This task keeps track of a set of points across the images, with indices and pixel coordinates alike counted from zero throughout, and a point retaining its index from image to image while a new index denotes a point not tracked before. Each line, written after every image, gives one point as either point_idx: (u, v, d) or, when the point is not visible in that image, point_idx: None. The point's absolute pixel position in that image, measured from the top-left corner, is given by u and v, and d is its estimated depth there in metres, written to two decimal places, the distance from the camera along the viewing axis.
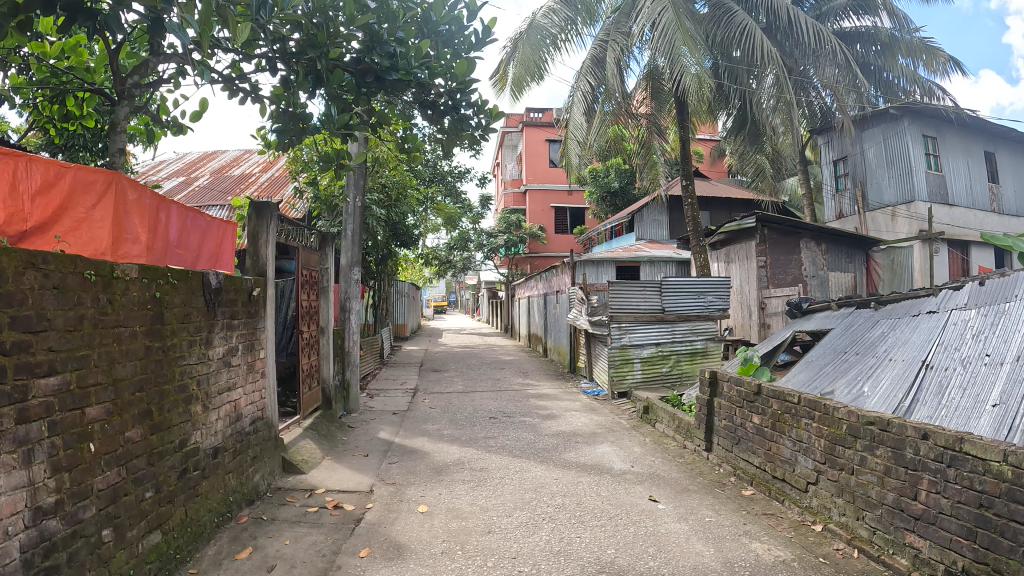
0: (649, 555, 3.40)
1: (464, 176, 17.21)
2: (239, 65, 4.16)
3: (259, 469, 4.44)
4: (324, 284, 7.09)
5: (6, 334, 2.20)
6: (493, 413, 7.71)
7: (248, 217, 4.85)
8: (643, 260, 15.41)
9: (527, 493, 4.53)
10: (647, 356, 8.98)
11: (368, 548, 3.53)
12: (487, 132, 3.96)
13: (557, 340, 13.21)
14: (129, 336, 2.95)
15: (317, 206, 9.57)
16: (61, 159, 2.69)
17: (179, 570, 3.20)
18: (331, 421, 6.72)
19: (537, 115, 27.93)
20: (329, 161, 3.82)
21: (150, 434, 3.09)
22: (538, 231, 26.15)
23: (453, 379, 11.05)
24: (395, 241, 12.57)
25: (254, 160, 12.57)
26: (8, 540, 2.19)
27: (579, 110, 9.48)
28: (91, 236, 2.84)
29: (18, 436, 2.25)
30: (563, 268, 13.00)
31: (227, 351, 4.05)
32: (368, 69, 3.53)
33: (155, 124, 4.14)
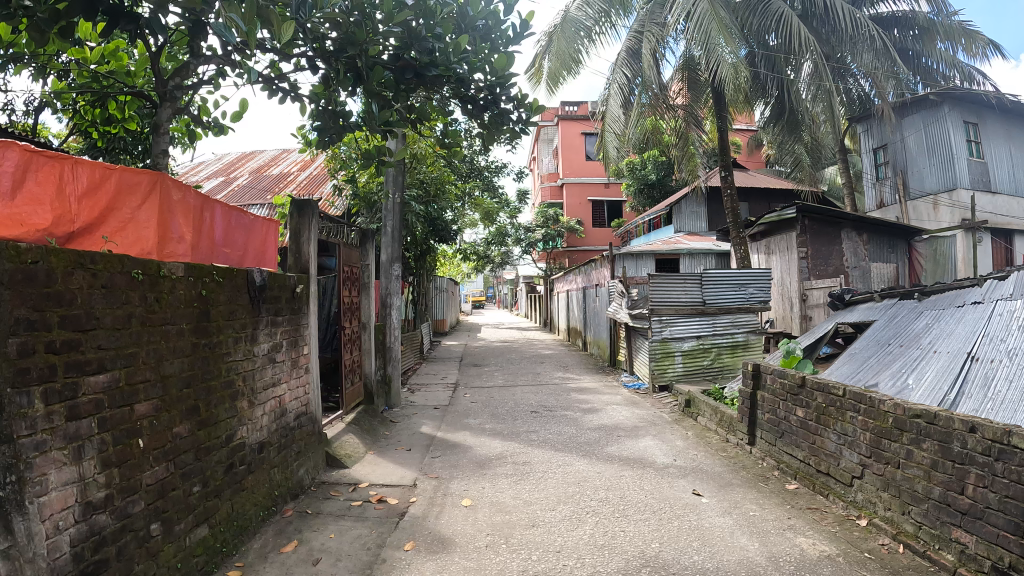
0: (693, 549, 3.37)
1: (501, 170, 17.18)
2: (279, 65, 4.18)
3: (303, 463, 4.49)
4: (365, 281, 7.14)
5: (55, 332, 2.27)
6: (535, 407, 7.70)
7: (290, 215, 4.91)
8: (684, 252, 15.25)
9: (570, 486, 4.53)
10: (688, 349, 8.92)
11: (413, 542, 3.56)
12: (529, 126, 3.95)
13: (598, 334, 13.06)
14: (176, 333, 3.01)
15: (356, 203, 9.64)
16: (105, 161, 2.74)
17: (226, 562, 3.26)
18: (374, 415, 6.79)
19: (572, 108, 27.67)
20: (368, 157, 3.82)
21: (197, 430, 3.15)
22: (576, 225, 25.97)
23: (493, 373, 11.07)
24: (434, 236, 12.61)
25: (292, 160, 12.69)
26: (59, 534, 2.25)
27: (615, 103, 9.43)
28: (137, 236, 2.90)
29: (69, 433, 2.32)
30: (602, 262, 12.91)
31: (272, 347, 4.11)
32: (407, 66, 3.51)
33: (196, 125, 4.19)
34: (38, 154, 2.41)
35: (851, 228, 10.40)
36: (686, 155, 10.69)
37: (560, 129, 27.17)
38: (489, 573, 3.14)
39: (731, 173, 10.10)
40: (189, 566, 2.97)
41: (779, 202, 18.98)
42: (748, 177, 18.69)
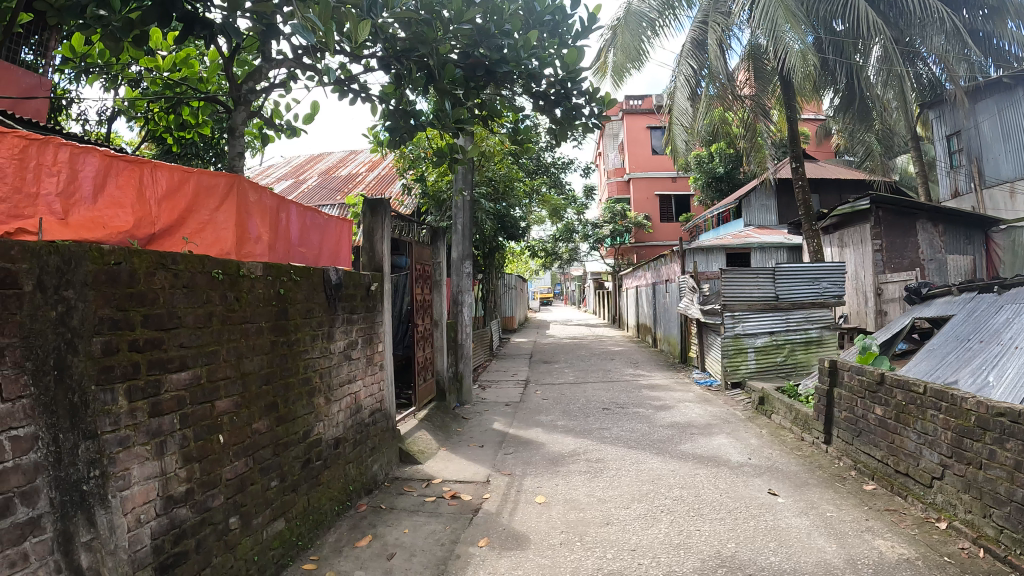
0: (770, 550, 3.30)
1: (568, 166, 17.06)
2: (349, 67, 4.21)
3: (377, 459, 4.57)
4: (437, 278, 7.22)
5: (139, 332, 2.36)
6: (606, 404, 7.66)
7: (363, 214, 5.00)
8: (755, 246, 14.95)
9: (644, 484, 4.48)
10: (761, 345, 8.73)
11: (487, 539, 3.58)
12: (600, 121, 3.93)
13: (668, 330, 12.92)
14: (256, 332, 3.10)
15: (425, 202, 9.74)
16: (184, 165, 2.83)
17: (302, 555, 3.34)
18: (445, 412, 6.88)
19: (636, 101, 27.27)
20: (440, 155, 3.87)
21: (276, 426, 3.23)
22: (644, 220, 25.68)
23: (563, 369, 11.08)
24: (503, 233, 12.66)
25: (360, 160, 12.92)
26: (141, 527, 2.33)
27: (682, 96, 9.29)
28: (216, 237, 3.00)
29: (151, 429, 2.41)
30: (672, 257, 12.75)
31: (348, 344, 4.20)
32: (478, 63, 3.51)
33: (270, 129, 4.29)
34: (119, 158, 2.50)
35: (926, 219, 10.00)
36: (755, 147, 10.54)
37: (625, 123, 26.87)
38: (564, 571, 3.14)
39: (801, 164, 9.91)
40: (266, 559, 3.05)
41: (852, 193, 18.38)
42: (818, 168, 18.18)
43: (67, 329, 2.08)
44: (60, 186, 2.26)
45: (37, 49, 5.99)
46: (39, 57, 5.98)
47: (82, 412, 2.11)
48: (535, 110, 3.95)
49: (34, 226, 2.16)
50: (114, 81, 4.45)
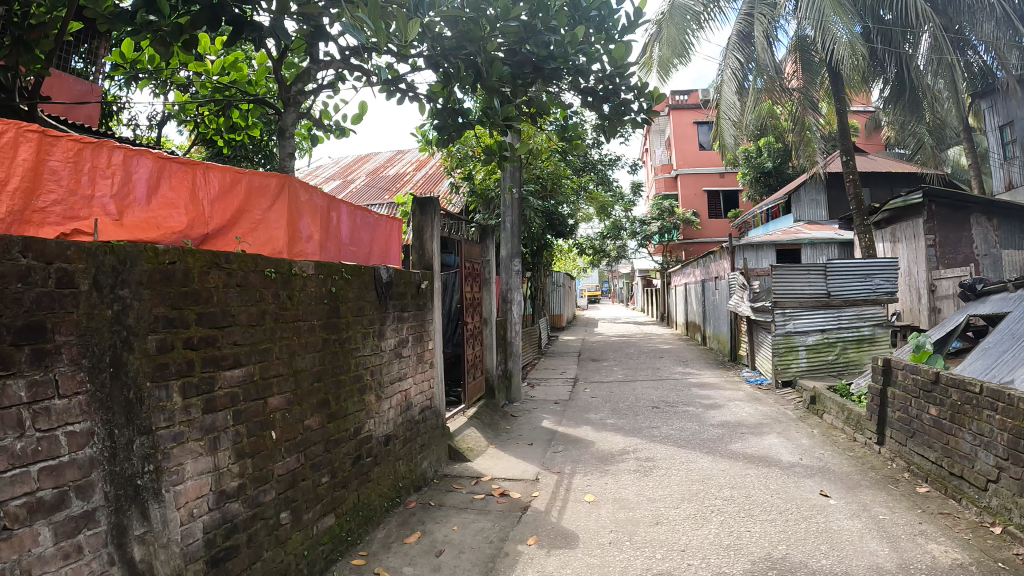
0: (821, 553, 3.24)
1: (615, 163, 16.92)
2: (396, 67, 4.26)
3: (427, 456, 4.61)
4: (486, 276, 7.25)
5: (194, 330, 2.43)
6: (655, 403, 7.61)
7: (413, 213, 5.04)
8: (805, 242, 14.69)
9: (694, 484, 4.44)
10: (812, 343, 8.58)
11: (535, 537, 3.59)
12: (649, 116, 3.91)
13: (718, 329, 12.76)
14: (308, 329, 3.16)
15: (474, 200, 9.79)
16: (236, 166, 2.91)
17: (351, 551, 3.38)
18: (495, 410, 6.93)
19: (683, 97, 26.96)
20: (489, 153, 3.90)
21: (327, 422, 3.29)
22: (692, 217, 25.39)
23: (612, 368, 11.04)
24: (551, 231, 12.66)
25: (408, 159, 13.03)
26: (193, 520, 2.38)
27: (730, 90, 9.20)
28: (268, 236, 3.08)
29: (205, 425, 2.46)
30: (721, 254, 12.60)
31: (399, 342, 4.24)
32: (525, 60, 3.52)
33: (319, 129, 4.35)
34: (171, 161, 2.58)
35: (980, 212, 9.70)
36: (804, 140, 10.40)
37: (671, 119, 26.58)
38: (612, 570, 3.13)
39: (852, 157, 9.77)
40: (316, 554, 3.09)
41: (903, 187, 17.90)
42: (869, 162, 17.75)
43: (123, 327, 2.13)
44: (115, 188, 2.35)
45: (87, 57, 6.16)
46: (89, 65, 6.14)
47: (137, 408, 2.17)
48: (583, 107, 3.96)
49: (90, 227, 2.24)
50: (163, 86, 4.55)
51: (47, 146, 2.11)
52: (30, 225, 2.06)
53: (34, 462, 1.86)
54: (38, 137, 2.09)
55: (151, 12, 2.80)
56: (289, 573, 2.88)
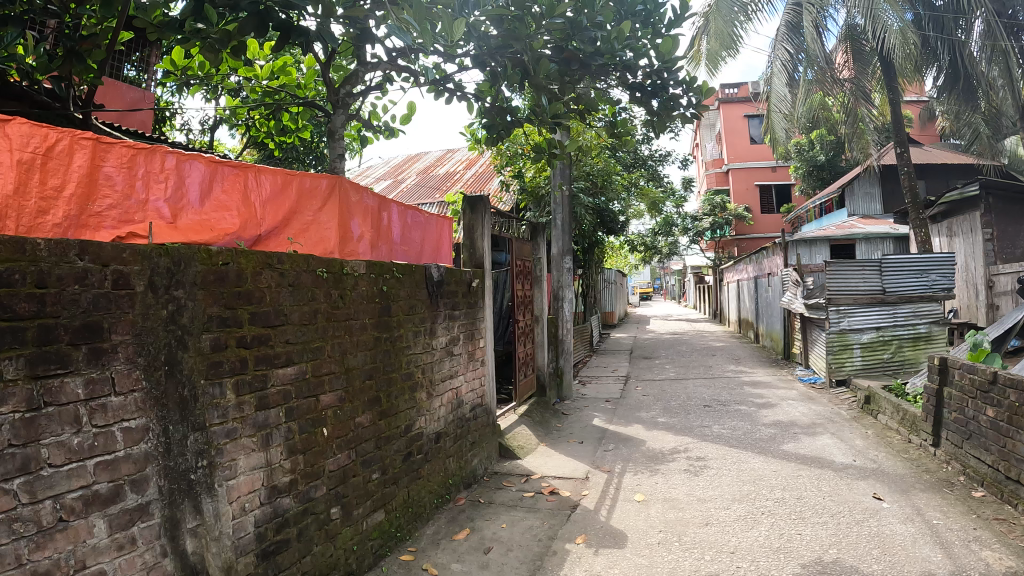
0: (873, 558, 3.17)
1: (666, 158, 16.70)
2: (444, 67, 4.28)
3: (477, 453, 4.63)
4: (537, 273, 7.26)
5: (247, 328, 2.48)
6: (707, 401, 7.54)
7: (464, 211, 5.05)
8: (859, 237, 14.36)
9: (745, 485, 4.39)
10: (868, 341, 8.39)
11: (584, 536, 3.58)
12: (699, 110, 3.88)
13: (770, 326, 12.55)
14: (359, 328, 3.21)
15: (524, 198, 9.81)
16: (287, 168, 2.97)
17: (400, 546, 3.42)
18: (546, 408, 6.95)
19: (733, 89, 26.50)
20: (538, 150, 3.93)
21: (378, 420, 3.33)
22: (745, 212, 25.02)
23: (664, 366, 10.97)
24: (602, 228, 12.61)
25: (458, 157, 13.07)
26: (245, 514, 2.43)
27: (780, 81, 9.03)
28: (319, 237, 3.13)
29: (258, 422, 2.51)
30: (774, 250, 12.40)
31: (450, 340, 4.27)
32: (572, 57, 3.52)
33: (369, 130, 4.40)
34: (222, 165, 2.64)
35: None
36: (856, 132, 10.17)
37: (722, 112, 26.15)
38: (661, 572, 3.11)
39: (907, 149, 9.52)
40: (365, 550, 3.13)
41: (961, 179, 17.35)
42: (924, 153, 17.25)
43: (177, 326, 2.19)
44: (169, 192, 2.41)
45: (139, 65, 6.30)
46: (141, 72, 6.30)
47: (191, 405, 2.22)
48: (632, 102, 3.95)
49: (145, 230, 2.31)
50: (214, 92, 4.65)
51: (101, 152, 2.17)
52: (87, 229, 2.12)
53: (91, 456, 1.91)
54: (92, 144, 2.15)
55: (200, 19, 2.86)
56: (339, 567, 2.92)
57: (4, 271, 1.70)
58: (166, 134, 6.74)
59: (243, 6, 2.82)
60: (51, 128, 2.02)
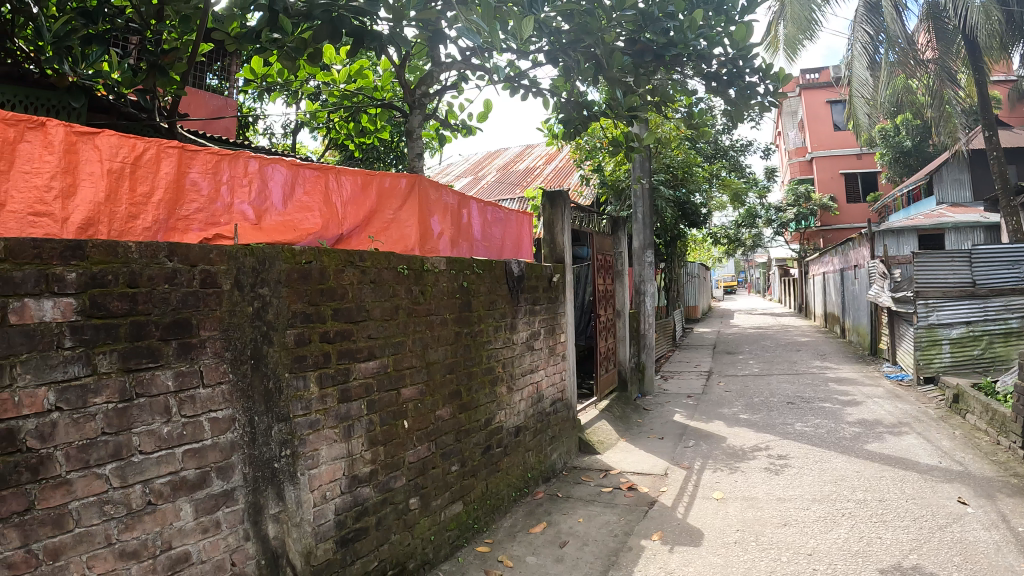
0: (954, 565, 3.04)
1: (747, 148, 16.27)
2: (519, 63, 4.31)
3: (556, 448, 4.65)
4: (619, 268, 7.19)
5: (330, 323, 2.55)
6: (791, 398, 7.36)
7: (544, 206, 5.10)
8: (949, 226, 13.71)
9: (826, 485, 4.27)
10: (957, 337, 8.01)
11: (661, 532, 3.56)
12: (776, 98, 3.79)
13: (858, 321, 12.13)
14: (440, 323, 3.26)
15: (604, 192, 9.77)
16: (367, 168, 3.03)
17: (477, 538, 3.47)
18: (627, 403, 6.93)
19: (814, 75, 25.60)
20: (616, 144, 3.93)
21: (458, 413, 3.38)
22: (830, 202, 24.24)
23: (748, 361, 10.76)
24: (684, 220, 12.43)
25: (537, 153, 13.07)
26: (326, 502, 2.51)
27: (861, 65, 8.84)
28: (399, 235, 3.20)
29: (340, 414, 2.59)
30: (860, 241, 11.96)
31: (531, 335, 4.30)
32: (645, 48, 3.50)
33: (446, 129, 4.47)
34: (304, 167, 2.72)
35: None
36: (943, 117, 9.66)
37: (803, 99, 25.31)
38: (737, 572, 3.06)
39: (997, 132, 9.04)
40: (442, 540, 3.18)
41: None
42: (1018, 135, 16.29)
43: (262, 322, 2.27)
44: (253, 195, 2.51)
45: (221, 73, 6.62)
46: (223, 80, 6.59)
47: (276, 397, 2.31)
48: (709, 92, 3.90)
49: (231, 231, 2.41)
50: (293, 97, 4.80)
51: (187, 159, 2.28)
52: (176, 232, 2.24)
53: (179, 444, 2.00)
54: (178, 151, 2.25)
55: (276, 30, 2.95)
56: (417, 556, 2.98)
57: (97, 272, 1.80)
58: (250, 139, 7.04)
59: (316, 15, 2.81)
60: (138, 138, 2.13)
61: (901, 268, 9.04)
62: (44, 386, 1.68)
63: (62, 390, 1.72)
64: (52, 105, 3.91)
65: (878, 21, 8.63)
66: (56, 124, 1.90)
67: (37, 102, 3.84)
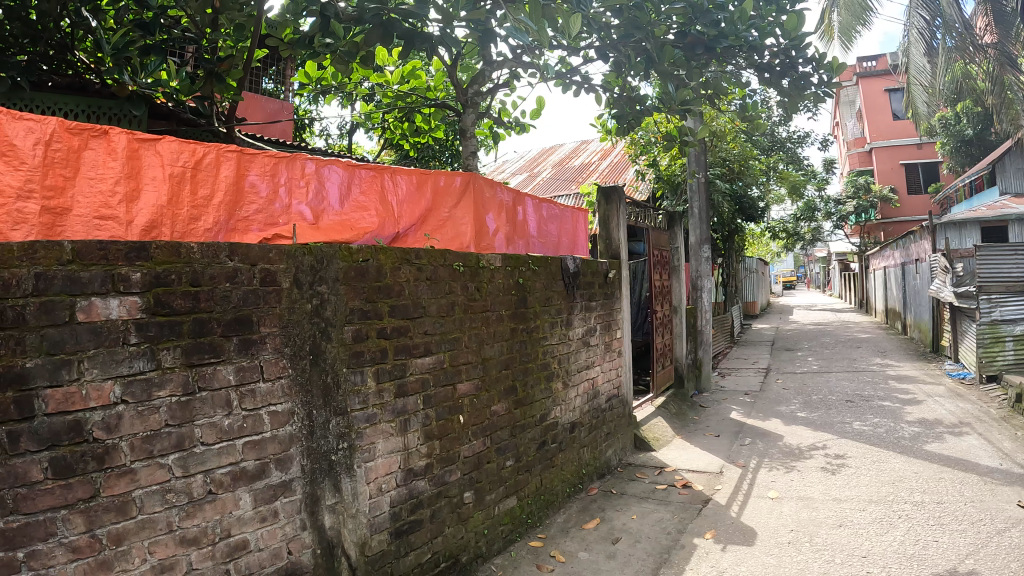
0: (1013, 571, 2.93)
1: (805, 139, 15.89)
2: (570, 60, 4.31)
3: (612, 444, 4.65)
4: (675, 263, 7.12)
5: (387, 320, 2.60)
6: (850, 396, 7.19)
7: (599, 202, 5.09)
8: (1015, 217, 13.17)
9: (883, 486, 4.17)
10: (1022, 334, 7.69)
11: (714, 531, 3.53)
12: (831, 88, 3.71)
13: (919, 316, 11.79)
14: (496, 319, 3.29)
15: (660, 186, 9.69)
16: (423, 167, 3.07)
17: (531, 533, 3.50)
18: (684, 400, 6.88)
19: (871, 62, 24.80)
20: (670, 138, 3.90)
21: (514, 408, 3.41)
22: (890, 193, 23.58)
23: (806, 358, 10.56)
24: (741, 215, 12.24)
25: (592, 148, 13.03)
26: (382, 494, 2.56)
27: (917, 51, 8.76)
28: (455, 232, 3.24)
29: (396, 408, 2.64)
30: (921, 234, 11.60)
31: (587, 331, 4.30)
32: (695, 41, 3.43)
33: (500, 127, 4.51)
34: (360, 167, 2.77)
35: None
36: (1004, 103, 9.49)
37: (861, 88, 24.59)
38: (791, 572, 3.02)
39: None
40: (495, 533, 3.22)
41: None
42: None
43: (321, 319, 2.33)
44: (310, 196, 2.57)
45: (276, 77, 6.72)
46: (278, 84, 6.71)
47: (334, 391, 2.37)
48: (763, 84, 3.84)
49: (290, 231, 2.48)
50: (348, 100, 4.89)
51: (246, 162, 2.35)
52: (236, 233, 2.31)
53: (240, 436, 2.07)
54: (237, 155, 2.33)
55: (328, 35, 3.02)
56: (470, 549, 3.02)
57: (160, 272, 1.88)
58: (306, 141, 7.20)
59: (367, 18, 2.84)
60: (198, 143, 2.20)
61: (963, 262, 8.73)
62: (110, 380, 1.76)
63: (127, 384, 1.80)
64: (113, 114, 4.22)
65: (935, 6, 8.18)
66: (118, 132, 1.99)
67: (100, 111, 4.17)
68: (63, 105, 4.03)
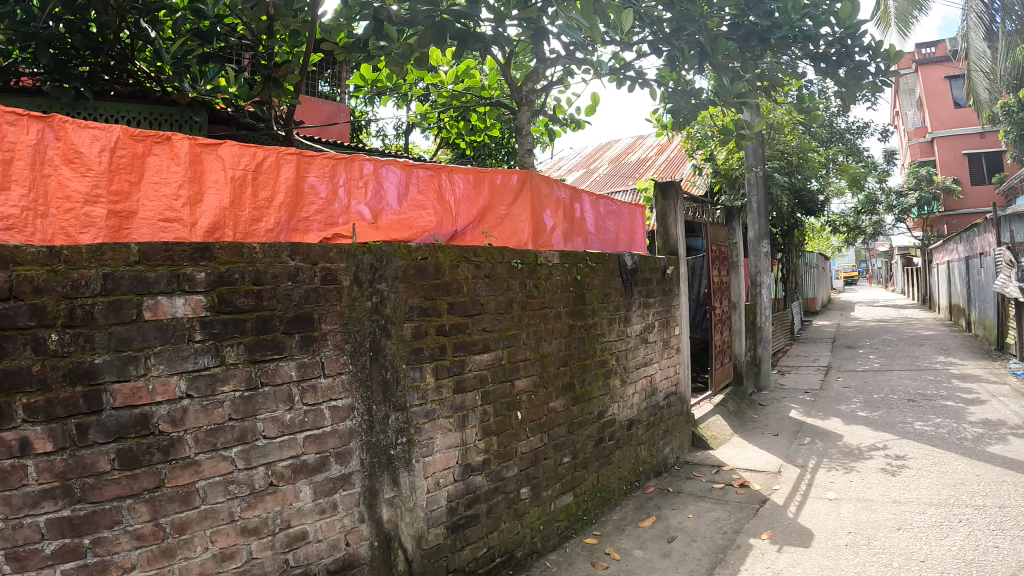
0: None
1: (864, 130, 15.46)
2: (624, 55, 4.30)
3: (669, 442, 4.63)
4: (733, 259, 7.04)
5: (446, 317, 2.66)
6: (912, 395, 6.99)
7: (656, 198, 5.09)
8: None
9: (944, 488, 4.06)
10: None
11: (770, 532, 3.49)
12: (889, 77, 3.63)
13: (985, 313, 11.37)
14: (554, 316, 3.33)
15: (717, 180, 9.56)
16: (480, 165, 3.13)
17: (586, 529, 3.52)
18: (742, 398, 6.80)
19: (931, 49, 23.93)
20: (726, 131, 3.88)
21: (571, 405, 3.44)
22: (954, 184, 22.79)
23: (868, 355, 10.30)
24: (800, 209, 12.00)
25: (648, 144, 12.91)
26: (439, 489, 2.62)
27: (977, 36, 8.57)
28: (512, 229, 3.29)
29: (455, 404, 2.69)
30: (986, 227, 11.19)
31: (645, 328, 4.30)
32: (749, 32, 3.42)
33: (555, 124, 4.53)
34: (418, 167, 2.83)
35: None
36: None
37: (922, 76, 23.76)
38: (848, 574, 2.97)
39: None
40: (551, 529, 3.25)
41: None
42: None
43: (380, 317, 2.40)
44: (369, 196, 2.65)
45: (332, 80, 6.75)
46: (335, 87, 6.79)
47: (393, 387, 2.44)
48: (819, 74, 3.78)
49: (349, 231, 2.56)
50: (405, 100, 4.96)
51: (305, 165, 2.43)
52: (297, 233, 2.40)
53: (301, 430, 2.15)
54: (297, 158, 2.41)
55: (383, 37, 3.10)
56: (525, 544, 3.06)
57: (224, 271, 1.97)
58: (363, 142, 7.30)
59: (420, 20, 2.84)
60: (258, 147, 2.29)
61: None
62: (176, 375, 1.85)
63: (192, 378, 1.88)
64: (175, 120, 4.39)
65: None
66: (180, 138, 2.09)
67: (161, 118, 4.33)
68: (128, 113, 4.21)
